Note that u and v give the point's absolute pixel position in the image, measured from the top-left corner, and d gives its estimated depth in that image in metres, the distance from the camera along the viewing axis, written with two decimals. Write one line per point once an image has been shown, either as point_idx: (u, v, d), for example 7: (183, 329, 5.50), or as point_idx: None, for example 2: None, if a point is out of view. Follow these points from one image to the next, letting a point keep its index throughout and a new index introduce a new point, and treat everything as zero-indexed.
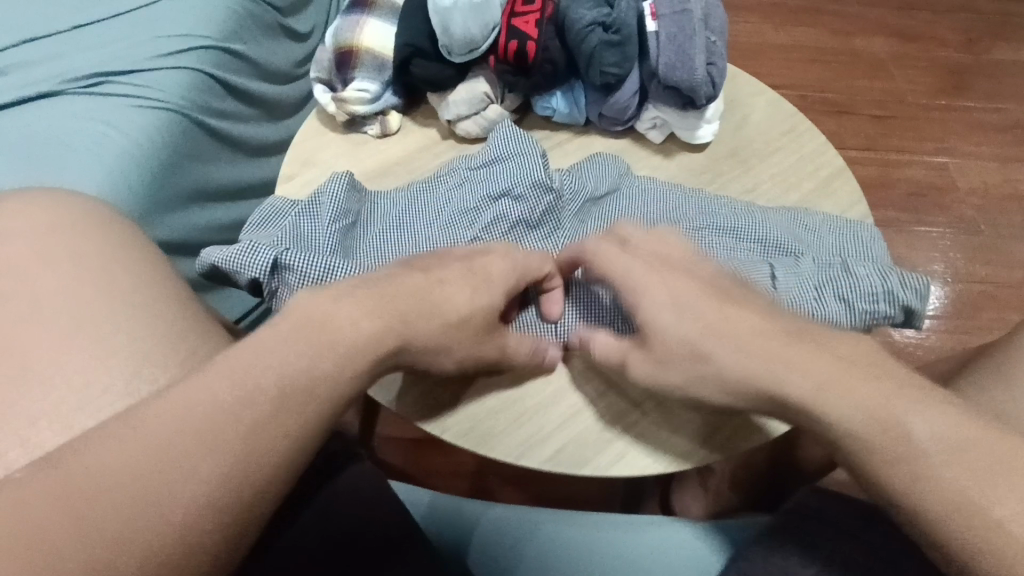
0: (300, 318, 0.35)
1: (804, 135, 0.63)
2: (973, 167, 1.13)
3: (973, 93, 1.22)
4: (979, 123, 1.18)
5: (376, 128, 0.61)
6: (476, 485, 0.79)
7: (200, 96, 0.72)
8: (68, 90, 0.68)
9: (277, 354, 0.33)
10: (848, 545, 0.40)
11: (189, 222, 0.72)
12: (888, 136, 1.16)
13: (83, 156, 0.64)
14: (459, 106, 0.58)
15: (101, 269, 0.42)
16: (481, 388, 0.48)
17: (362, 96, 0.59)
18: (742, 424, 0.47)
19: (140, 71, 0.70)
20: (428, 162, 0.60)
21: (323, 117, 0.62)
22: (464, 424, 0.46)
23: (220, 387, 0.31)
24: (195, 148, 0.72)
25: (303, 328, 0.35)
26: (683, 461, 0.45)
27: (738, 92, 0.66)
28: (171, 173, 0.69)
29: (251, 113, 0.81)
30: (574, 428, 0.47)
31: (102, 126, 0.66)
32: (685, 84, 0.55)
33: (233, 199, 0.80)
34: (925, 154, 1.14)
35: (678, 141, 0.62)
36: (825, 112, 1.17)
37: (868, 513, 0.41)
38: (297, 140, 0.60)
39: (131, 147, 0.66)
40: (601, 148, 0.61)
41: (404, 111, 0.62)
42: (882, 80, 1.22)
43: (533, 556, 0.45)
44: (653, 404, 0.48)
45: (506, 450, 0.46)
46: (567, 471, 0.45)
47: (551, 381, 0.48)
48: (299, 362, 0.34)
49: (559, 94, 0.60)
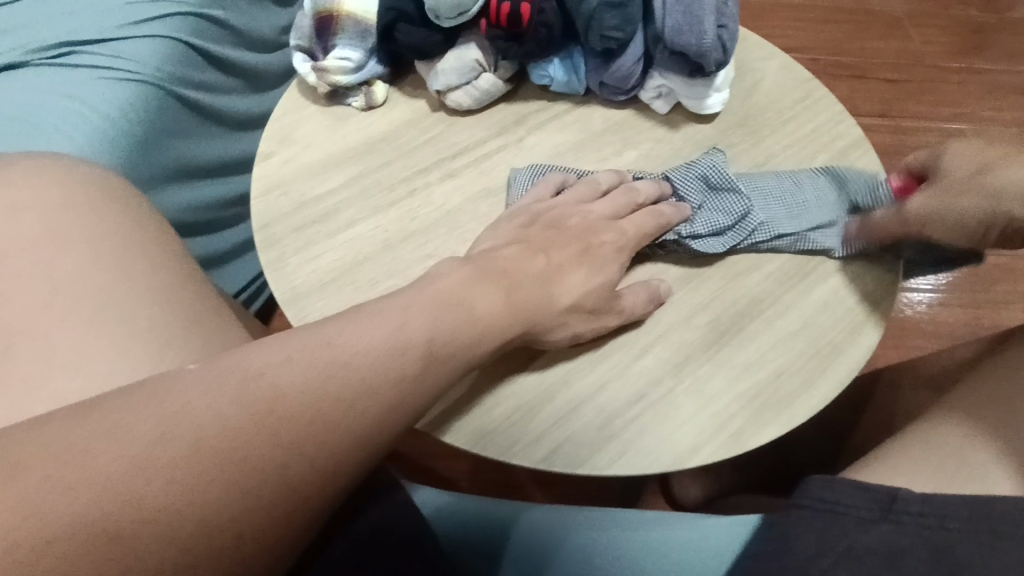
0: (44, 231, 0.40)
1: (821, 102, 0.59)
2: (991, 131, 1.08)
3: (993, 53, 1.15)
4: (998, 85, 1.12)
5: (360, 101, 0.56)
6: (476, 464, 0.78)
7: (176, 67, 0.67)
8: (32, 61, 0.65)
9: (41, 266, 0.39)
10: (864, 535, 0.37)
11: (174, 201, 0.69)
12: (903, 100, 1.10)
13: (51, 132, 0.60)
14: (448, 76, 0.54)
15: (98, 258, 0.40)
16: (470, 384, 0.45)
17: (344, 65, 0.55)
18: (751, 418, 0.44)
19: (110, 41, 0.66)
20: (416, 137, 0.56)
21: (304, 88, 0.58)
22: (456, 422, 0.44)
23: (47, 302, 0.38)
24: (175, 123, 0.68)
25: (55, 243, 0.40)
26: (689, 457, 0.43)
27: (748, 56, 0.62)
28: (150, 151, 0.65)
29: (232, 84, 0.76)
30: (571, 425, 0.44)
31: (72, 100, 0.63)
32: (692, 48, 0.51)
33: (221, 175, 0.76)
34: (942, 120, 1.08)
35: (684, 111, 0.58)
36: (837, 76, 1.11)
37: (880, 502, 0.38)
38: (277, 113, 0.57)
39: (103, 121, 0.62)
40: (602, 120, 0.57)
41: (389, 82, 0.58)
42: (899, 41, 1.15)
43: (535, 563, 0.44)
44: (655, 399, 0.45)
45: (500, 449, 0.43)
46: (564, 471, 0.43)
47: (547, 374, 0.46)
48: (42, 271, 0.39)
49: (556, 61, 0.55)
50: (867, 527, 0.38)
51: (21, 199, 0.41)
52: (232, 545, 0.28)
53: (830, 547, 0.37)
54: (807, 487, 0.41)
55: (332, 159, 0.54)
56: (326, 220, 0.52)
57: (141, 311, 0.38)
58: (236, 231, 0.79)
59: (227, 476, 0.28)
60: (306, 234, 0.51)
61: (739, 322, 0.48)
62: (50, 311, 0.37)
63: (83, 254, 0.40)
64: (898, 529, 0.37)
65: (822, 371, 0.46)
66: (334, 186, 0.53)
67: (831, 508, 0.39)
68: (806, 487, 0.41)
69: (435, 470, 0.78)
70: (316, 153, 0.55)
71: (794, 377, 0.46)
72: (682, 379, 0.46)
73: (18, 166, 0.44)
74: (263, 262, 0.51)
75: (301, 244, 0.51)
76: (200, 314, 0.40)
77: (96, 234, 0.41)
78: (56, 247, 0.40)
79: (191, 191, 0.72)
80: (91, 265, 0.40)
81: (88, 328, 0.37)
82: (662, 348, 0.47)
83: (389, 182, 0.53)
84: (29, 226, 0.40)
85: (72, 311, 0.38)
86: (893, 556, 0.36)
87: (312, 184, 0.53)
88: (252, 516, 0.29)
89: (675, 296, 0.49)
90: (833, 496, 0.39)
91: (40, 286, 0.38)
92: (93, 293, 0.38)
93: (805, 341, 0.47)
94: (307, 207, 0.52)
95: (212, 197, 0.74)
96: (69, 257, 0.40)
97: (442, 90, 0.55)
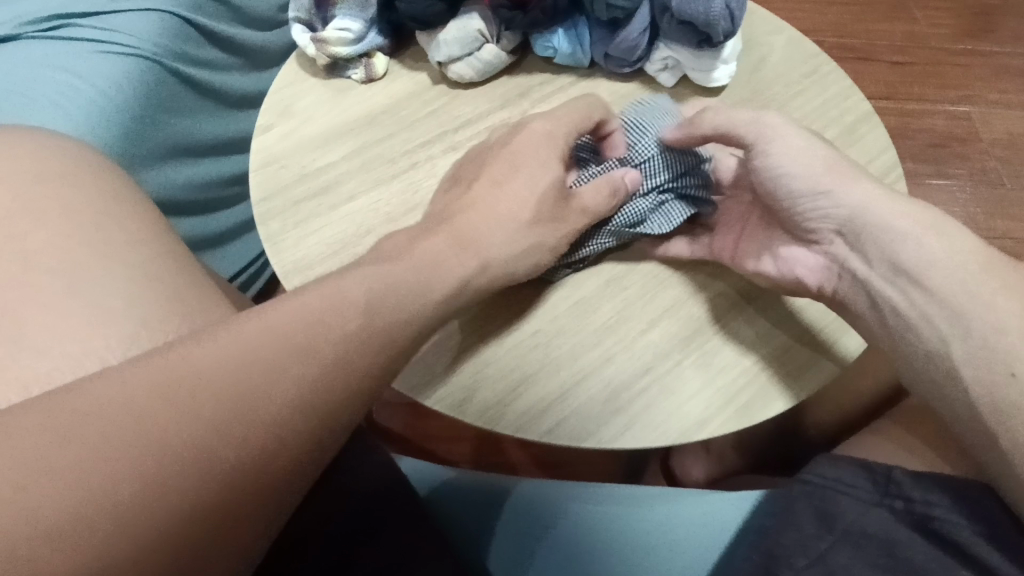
0: (41, 205, 0.40)
1: (829, 77, 0.58)
2: (997, 115, 1.07)
3: (1002, 35, 1.13)
4: (1007, 68, 1.10)
5: (360, 73, 0.55)
6: (478, 446, 0.78)
7: (172, 42, 0.66)
8: (26, 34, 0.64)
9: (40, 241, 0.38)
10: (864, 515, 0.38)
11: (172, 179, 0.68)
12: (908, 83, 1.08)
13: (47, 106, 0.59)
14: (451, 47, 0.53)
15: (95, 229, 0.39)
16: (474, 357, 0.45)
17: (344, 36, 0.54)
18: (758, 393, 0.44)
19: (105, 14, 0.64)
20: (419, 110, 0.54)
21: (303, 60, 0.57)
22: (460, 396, 0.44)
23: (43, 279, 0.37)
24: (172, 100, 0.67)
25: (55, 218, 0.39)
26: (696, 431, 0.43)
27: (757, 30, 0.60)
28: (147, 127, 0.64)
29: (231, 62, 0.74)
30: (576, 399, 0.44)
31: (67, 74, 0.62)
32: (700, 18, 0.49)
33: (220, 153, 0.75)
34: (947, 103, 1.07)
35: (691, 84, 0.56)
36: (842, 59, 1.10)
37: (876, 483, 0.39)
38: (277, 85, 0.56)
39: (99, 96, 0.61)
40: (608, 93, 0.56)
41: (391, 54, 0.57)
42: (904, 23, 1.13)
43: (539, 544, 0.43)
44: (662, 372, 0.44)
45: (504, 422, 0.43)
46: (569, 445, 0.43)
47: (552, 347, 0.45)
48: (39, 247, 0.38)
49: (561, 32, 0.54)
50: (867, 508, 0.38)
51: (18, 173, 0.40)
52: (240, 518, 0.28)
53: (831, 524, 0.38)
54: (810, 463, 0.41)
55: (332, 133, 0.53)
56: (327, 192, 0.51)
57: (136, 285, 0.38)
58: (238, 210, 0.79)
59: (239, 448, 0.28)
60: (307, 207, 0.51)
61: (738, 301, 0.47)
62: (45, 287, 0.37)
63: (85, 226, 0.39)
64: (890, 513, 0.38)
65: (826, 350, 0.45)
66: (334, 158, 0.52)
67: (830, 485, 0.39)
68: (809, 463, 0.41)
69: (436, 452, 0.77)
70: (316, 125, 0.54)
71: (801, 353, 0.45)
72: (690, 352, 0.45)
73: (16, 136, 0.43)
74: (263, 235, 0.50)
75: (302, 218, 0.50)
76: (195, 286, 0.40)
77: (97, 207, 0.40)
78: (57, 219, 0.39)
79: (189, 169, 0.71)
80: (87, 239, 0.39)
81: (86, 303, 0.36)
82: (668, 322, 0.46)
83: (390, 156, 0.52)
84: (24, 196, 0.40)
85: (71, 283, 0.37)
86: (890, 540, 0.36)
87: (313, 156, 0.52)
88: (250, 491, 0.29)
89: (681, 270, 0.48)
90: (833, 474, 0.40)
91: (38, 262, 0.38)
92: (90, 269, 0.38)
93: (800, 328, 0.46)
94: (308, 179, 0.51)
95: (211, 174, 0.74)
96: (69, 228, 0.39)
97: (440, 60, 0.54)
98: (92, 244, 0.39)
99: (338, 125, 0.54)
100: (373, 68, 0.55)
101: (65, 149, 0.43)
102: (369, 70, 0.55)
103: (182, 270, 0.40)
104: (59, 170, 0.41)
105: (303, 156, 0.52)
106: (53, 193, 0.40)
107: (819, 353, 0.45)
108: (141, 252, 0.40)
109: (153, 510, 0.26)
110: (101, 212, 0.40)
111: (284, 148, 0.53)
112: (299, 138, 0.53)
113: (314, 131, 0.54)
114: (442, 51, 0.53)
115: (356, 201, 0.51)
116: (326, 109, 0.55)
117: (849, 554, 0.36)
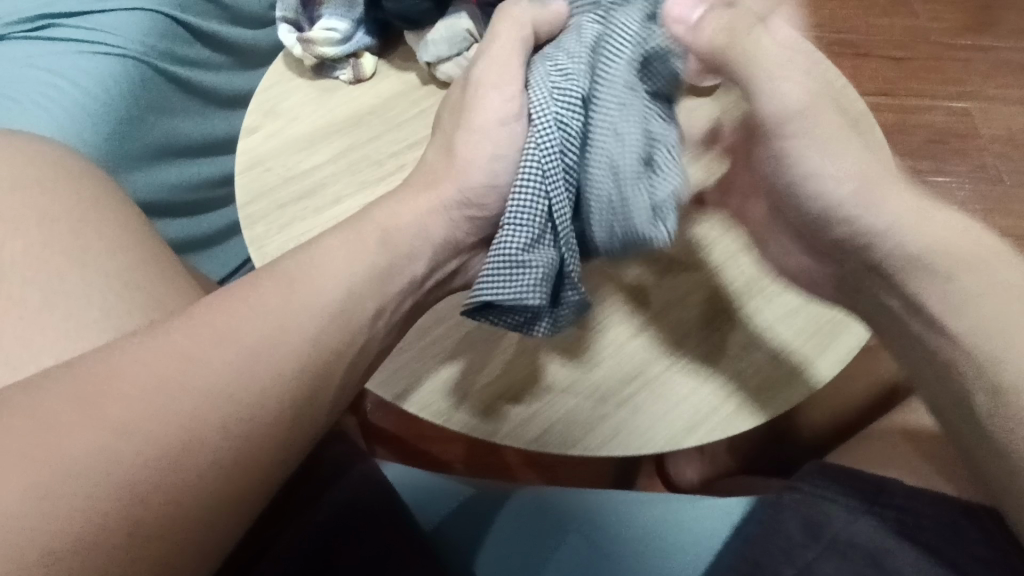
0: (20, 214, 0.39)
1: None
2: (996, 110, 1.06)
3: (1000, 30, 1.12)
4: (1006, 63, 1.09)
5: (347, 73, 0.54)
6: (471, 448, 0.77)
7: (159, 41, 0.65)
8: (10, 35, 0.63)
9: (18, 251, 0.38)
10: (852, 524, 0.37)
11: (160, 180, 0.67)
12: (906, 78, 1.07)
13: (32, 109, 0.59)
14: (439, 46, 0.52)
15: (76, 240, 0.39)
16: (460, 362, 0.44)
17: (331, 36, 0.53)
18: (747, 398, 0.43)
19: (89, 13, 0.63)
20: (406, 111, 0.54)
21: (290, 60, 0.56)
22: (444, 403, 0.43)
23: (19, 290, 0.37)
24: (160, 100, 0.66)
25: (34, 227, 0.39)
26: (683, 438, 0.42)
27: None
28: (133, 127, 0.63)
29: (220, 61, 0.73)
30: (560, 406, 0.43)
31: (53, 75, 0.61)
32: None
33: (211, 153, 0.75)
34: (946, 98, 1.06)
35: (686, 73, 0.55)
36: (841, 55, 1.09)
37: (867, 493, 0.38)
38: (262, 86, 0.55)
39: (84, 97, 0.60)
40: None
41: (378, 53, 0.56)
42: (904, 17, 1.12)
43: (526, 553, 0.43)
44: (648, 379, 0.44)
45: (489, 428, 0.43)
46: (555, 451, 0.42)
47: (540, 354, 0.45)
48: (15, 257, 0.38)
49: None
50: (855, 517, 0.38)
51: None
52: (224, 533, 0.28)
53: (819, 534, 0.37)
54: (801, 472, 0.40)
55: (318, 135, 0.53)
56: (313, 196, 0.50)
57: (116, 295, 0.37)
58: (230, 210, 0.78)
59: (219, 462, 0.28)
60: (291, 211, 0.50)
61: (729, 305, 0.46)
62: (23, 299, 0.36)
63: (65, 234, 0.39)
64: (879, 523, 0.37)
65: (819, 352, 0.45)
66: (320, 161, 0.52)
67: (821, 494, 0.39)
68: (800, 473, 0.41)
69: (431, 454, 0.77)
70: (305, 127, 0.53)
71: (792, 356, 0.45)
72: (677, 358, 0.44)
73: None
74: (248, 238, 0.49)
75: (286, 222, 0.50)
76: (179, 293, 0.39)
77: (78, 215, 0.40)
78: (35, 229, 0.39)
79: (181, 170, 0.70)
80: (66, 250, 0.38)
81: (64, 315, 0.36)
82: (657, 328, 0.45)
83: (377, 158, 0.52)
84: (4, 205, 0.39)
85: (51, 291, 0.36)
86: (879, 550, 0.36)
87: (299, 159, 0.52)
88: (232, 502, 0.28)
89: (671, 273, 0.47)
90: (823, 484, 0.39)
91: (15, 275, 0.37)
92: (68, 281, 0.37)
93: (792, 331, 0.45)
94: (294, 181, 0.51)
95: (204, 176, 0.73)
96: (49, 237, 0.38)
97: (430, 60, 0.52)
98: (70, 253, 0.38)
99: (326, 127, 0.53)
100: (361, 72, 0.54)
101: (47, 154, 0.43)
102: (357, 69, 0.54)
103: (165, 279, 0.40)
104: (39, 177, 0.41)
105: (292, 158, 0.52)
106: (32, 203, 0.40)
107: (812, 358, 0.45)
108: (122, 260, 0.39)
109: (131, 527, 0.25)
110: (81, 220, 0.40)
111: (272, 149, 0.52)
112: (287, 139, 0.53)
113: (303, 132, 0.53)
114: (431, 52, 0.52)
115: (345, 204, 0.50)
116: (312, 110, 0.54)
117: (835, 564, 0.36)
